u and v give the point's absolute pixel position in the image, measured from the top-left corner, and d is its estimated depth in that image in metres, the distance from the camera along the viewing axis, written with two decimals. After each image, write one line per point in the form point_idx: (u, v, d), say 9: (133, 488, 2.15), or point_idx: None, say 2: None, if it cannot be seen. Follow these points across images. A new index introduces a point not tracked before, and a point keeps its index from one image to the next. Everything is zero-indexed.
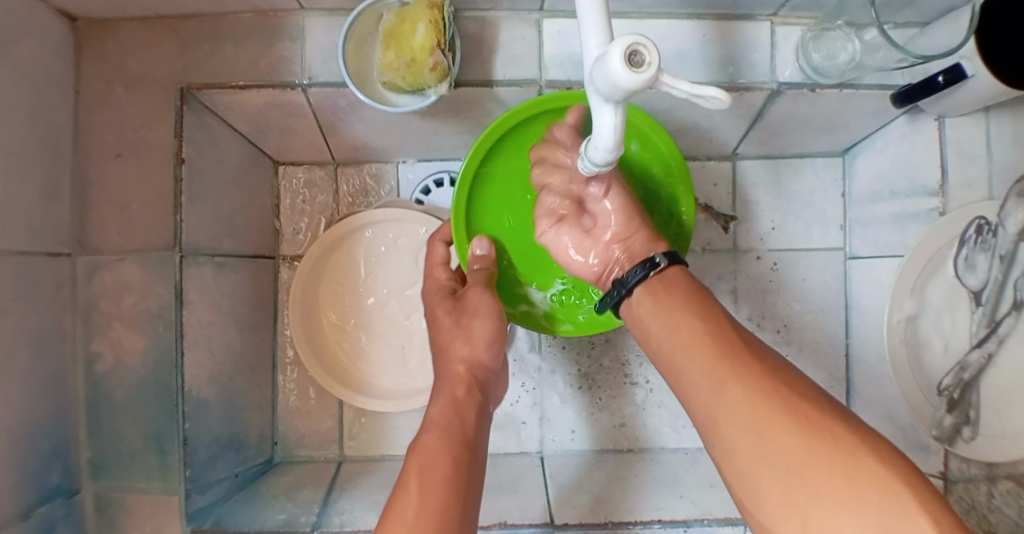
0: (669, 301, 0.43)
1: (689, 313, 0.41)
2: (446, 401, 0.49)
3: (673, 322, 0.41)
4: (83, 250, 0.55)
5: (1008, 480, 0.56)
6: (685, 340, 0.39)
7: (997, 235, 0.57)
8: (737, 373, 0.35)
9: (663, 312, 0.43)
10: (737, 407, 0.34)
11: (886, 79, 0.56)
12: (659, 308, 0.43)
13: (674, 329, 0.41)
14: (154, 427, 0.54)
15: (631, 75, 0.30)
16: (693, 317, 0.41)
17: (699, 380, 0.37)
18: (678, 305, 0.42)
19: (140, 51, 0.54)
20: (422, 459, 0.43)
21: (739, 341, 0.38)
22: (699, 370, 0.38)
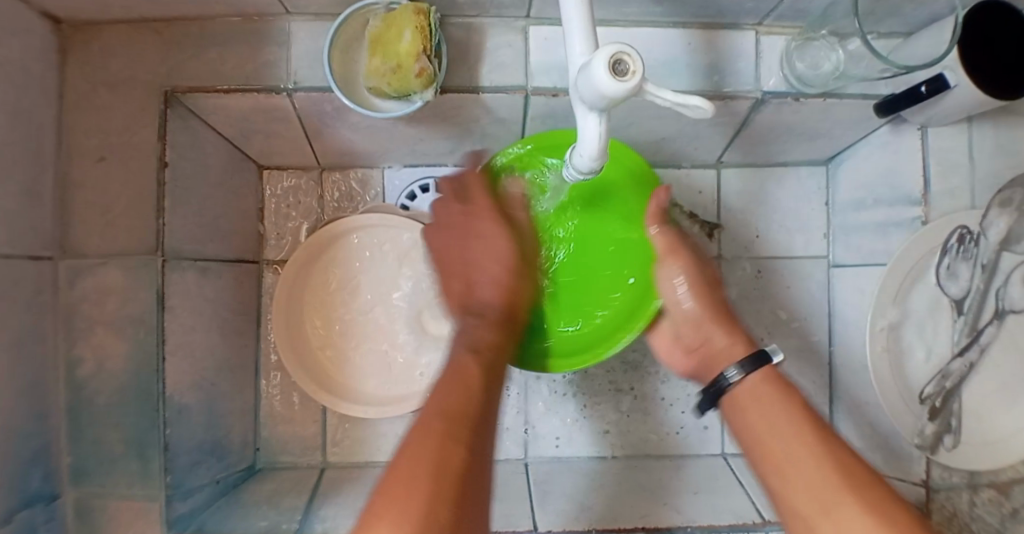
0: (767, 401, 0.43)
1: (789, 411, 0.42)
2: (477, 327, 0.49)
3: (774, 424, 0.42)
4: (65, 253, 0.54)
5: (991, 489, 0.56)
6: (780, 447, 0.40)
7: (979, 244, 0.57)
8: (842, 480, 0.36)
9: (756, 409, 0.44)
10: (841, 516, 0.35)
11: (870, 89, 0.56)
12: (756, 411, 0.44)
13: (774, 433, 0.41)
14: (134, 433, 0.54)
15: (615, 82, 0.32)
16: (783, 420, 0.42)
17: (796, 489, 0.38)
18: (769, 404, 0.43)
19: (124, 54, 0.54)
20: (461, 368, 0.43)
21: (838, 442, 0.39)
22: (794, 482, 0.38)
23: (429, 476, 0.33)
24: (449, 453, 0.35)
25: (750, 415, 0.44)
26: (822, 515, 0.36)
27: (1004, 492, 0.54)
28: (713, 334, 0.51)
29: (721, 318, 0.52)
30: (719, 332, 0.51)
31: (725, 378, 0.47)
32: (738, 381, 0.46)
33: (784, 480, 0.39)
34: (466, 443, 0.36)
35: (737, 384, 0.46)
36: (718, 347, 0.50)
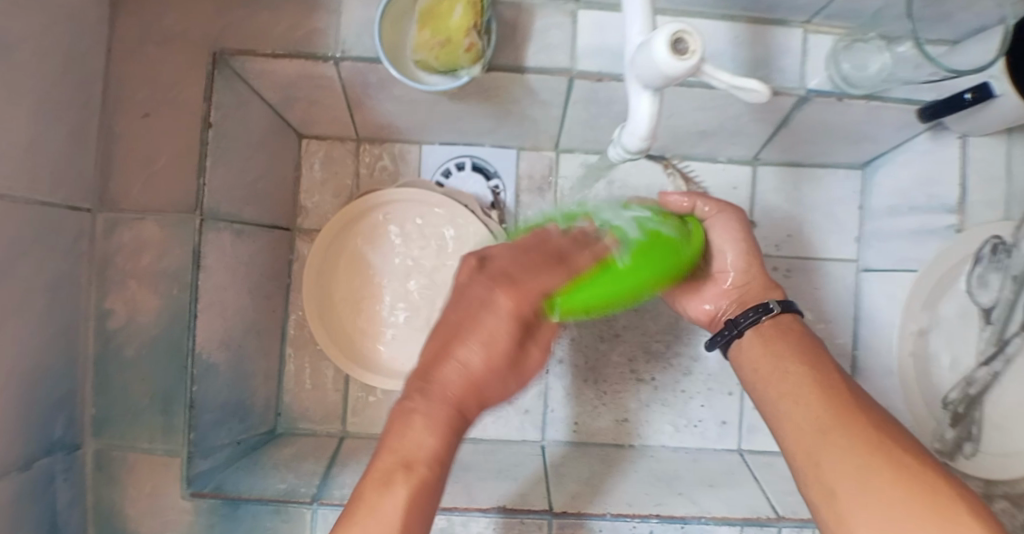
0: (779, 345, 0.46)
1: (805, 349, 0.45)
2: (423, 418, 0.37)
3: (784, 353, 0.45)
4: (103, 206, 0.54)
5: (1005, 500, 0.55)
6: (792, 375, 0.43)
7: (1012, 256, 0.57)
8: (853, 411, 0.39)
9: (774, 343, 0.46)
10: (844, 434, 0.38)
11: (914, 93, 0.56)
12: (769, 351, 0.46)
13: (782, 375, 0.44)
14: (162, 388, 0.54)
15: (676, 59, 0.35)
16: (801, 353, 0.44)
17: (802, 408, 0.41)
18: (786, 337, 0.46)
19: (174, 10, 0.54)
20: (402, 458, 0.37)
21: (845, 379, 0.43)
22: (800, 406, 0.41)
23: None
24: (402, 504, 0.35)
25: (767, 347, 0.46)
26: (824, 441, 0.38)
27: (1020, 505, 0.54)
28: (754, 281, 0.51)
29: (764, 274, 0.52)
30: (759, 287, 0.51)
31: (768, 307, 0.48)
32: (762, 320, 0.48)
33: (788, 402, 0.42)
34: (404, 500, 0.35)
35: (768, 322, 0.47)
36: (755, 292, 0.51)
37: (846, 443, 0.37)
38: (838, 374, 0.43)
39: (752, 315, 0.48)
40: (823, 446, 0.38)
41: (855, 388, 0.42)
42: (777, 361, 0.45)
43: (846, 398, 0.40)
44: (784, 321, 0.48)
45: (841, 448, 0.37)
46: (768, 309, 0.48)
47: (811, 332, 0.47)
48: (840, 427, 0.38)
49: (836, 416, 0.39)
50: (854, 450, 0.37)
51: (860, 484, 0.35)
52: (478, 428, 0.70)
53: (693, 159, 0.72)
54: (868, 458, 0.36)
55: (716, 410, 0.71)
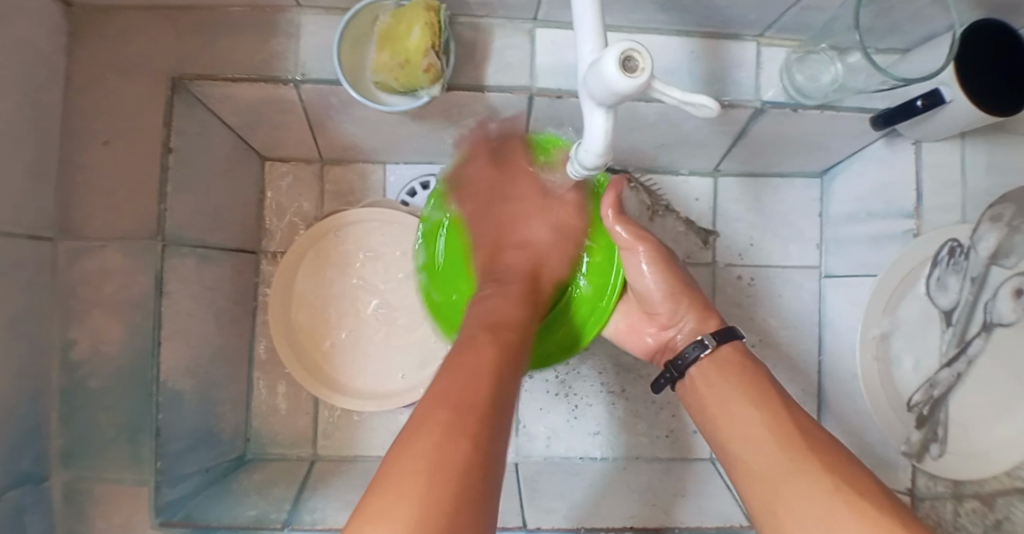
0: (727, 380, 0.46)
1: (752, 384, 0.45)
2: (498, 299, 0.50)
3: (730, 394, 0.45)
4: (65, 235, 0.54)
5: (973, 500, 0.57)
6: (742, 418, 0.43)
7: (969, 258, 0.58)
8: (803, 451, 0.39)
9: (722, 385, 0.46)
10: (797, 481, 0.38)
11: (866, 102, 0.58)
12: (718, 388, 0.46)
13: (732, 416, 0.44)
14: (128, 417, 0.54)
15: (626, 79, 0.33)
16: (750, 389, 0.45)
17: (756, 453, 0.41)
18: (735, 374, 0.46)
19: (135, 38, 0.54)
20: (449, 398, 0.35)
21: (794, 412, 0.43)
22: (754, 451, 0.41)
23: (449, 480, 0.29)
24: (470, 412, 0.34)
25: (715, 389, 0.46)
26: (782, 487, 0.38)
27: (987, 503, 0.56)
28: (687, 316, 0.53)
29: (698, 303, 0.53)
30: (694, 319, 0.52)
31: (701, 345, 0.48)
32: (704, 356, 0.48)
33: (743, 447, 0.42)
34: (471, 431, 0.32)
35: (707, 359, 0.48)
36: (689, 329, 0.52)
37: (804, 489, 0.37)
38: (790, 407, 0.44)
39: (694, 352, 0.49)
40: (785, 492, 0.38)
41: (805, 420, 0.42)
42: (725, 407, 0.44)
43: (801, 437, 0.40)
44: (725, 354, 0.48)
45: (802, 495, 0.37)
46: (708, 345, 0.48)
47: (756, 359, 0.48)
48: (797, 474, 0.38)
49: (792, 462, 0.39)
50: (811, 497, 0.36)
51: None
52: None
53: (653, 173, 0.73)
54: (831, 504, 0.35)
55: (688, 419, 0.72)
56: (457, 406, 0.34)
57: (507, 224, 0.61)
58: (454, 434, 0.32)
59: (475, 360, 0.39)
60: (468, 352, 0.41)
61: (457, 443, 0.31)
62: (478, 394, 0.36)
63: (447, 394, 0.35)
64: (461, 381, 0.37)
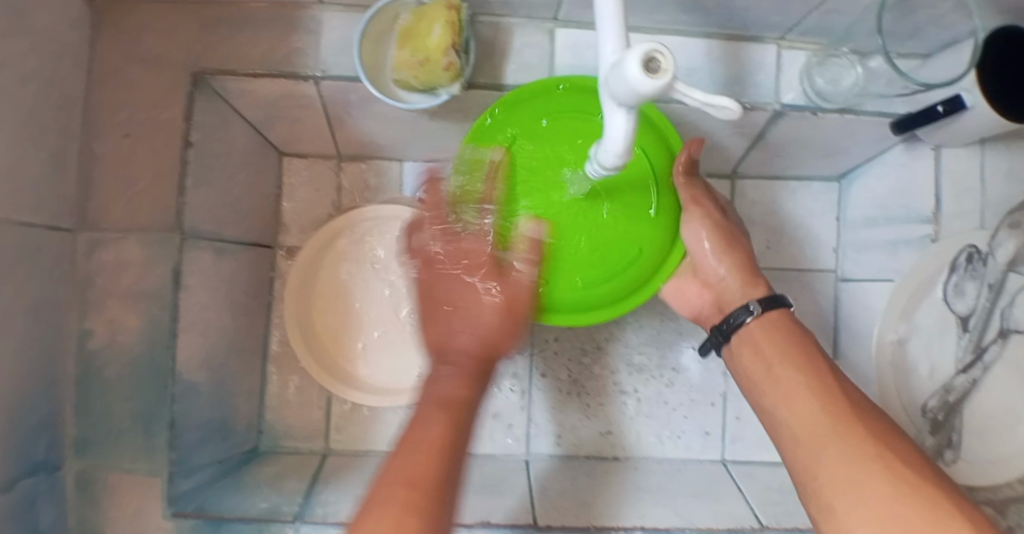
0: (776, 344, 0.46)
1: (801, 353, 0.45)
2: (449, 378, 0.45)
3: (780, 358, 0.45)
4: (83, 225, 0.54)
5: (986, 507, 0.55)
6: (788, 383, 0.43)
7: (987, 265, 0.58)
8: (849, 417, 0.39)
9: (769, 348, 0.46)
10: (838, 443, 0.37)
11: (886, 107, 0.57)
12: (766, 352, 0.46)
13: (777, 381, 0.44)
14: (143, 407, 0.54)
15: (650, 80, 0.32)
16: (798, 360, 0.44)
17: (799, 414, 0.41)
18: (786, 340, 0.46)
19: (156, 31, 0.54)
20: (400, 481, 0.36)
21: (842, 383, 0.43)
22: (796, 413, 0.41)
23: None
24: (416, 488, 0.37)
25: (762, 353, 0.46)
26: (822, 444, 0.38)
27: (999, 511, 0.53)
28: (729, 277, 0.53)
29: (741, 269, 0.53)
30: (737, 281, 0.53)
31: (747, 310, 0.49)
32: (756, 316, 0.49)
33: (787, 407, 0.42)
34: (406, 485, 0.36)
35: (754, 323, 0.48)
36: (733, 290, 0.52)
37: (846, 446, 0.37)
38: (837, 377, 0.43)
39: (746, 312, 0.49)
40: (824, 449, 0.38)
41: (854, 393, 0.42)
42: (773, 371, 0.44)
43: (849, 406, 0.40)
44: (771, 319, 0.48)
45: (842, 449, 0.37)
46: (757, 308, 0.49)
47: (800, 325, 0.48)
48: (839, 433, 0.38)
49: (836, 418, 0.39)
50: (849, 455, 0.36)
51: (859, 480, 0.34)
52: None
53: None
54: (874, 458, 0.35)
55: (700, 420, 0.72)
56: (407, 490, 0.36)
57: (438, 281, 0.50)
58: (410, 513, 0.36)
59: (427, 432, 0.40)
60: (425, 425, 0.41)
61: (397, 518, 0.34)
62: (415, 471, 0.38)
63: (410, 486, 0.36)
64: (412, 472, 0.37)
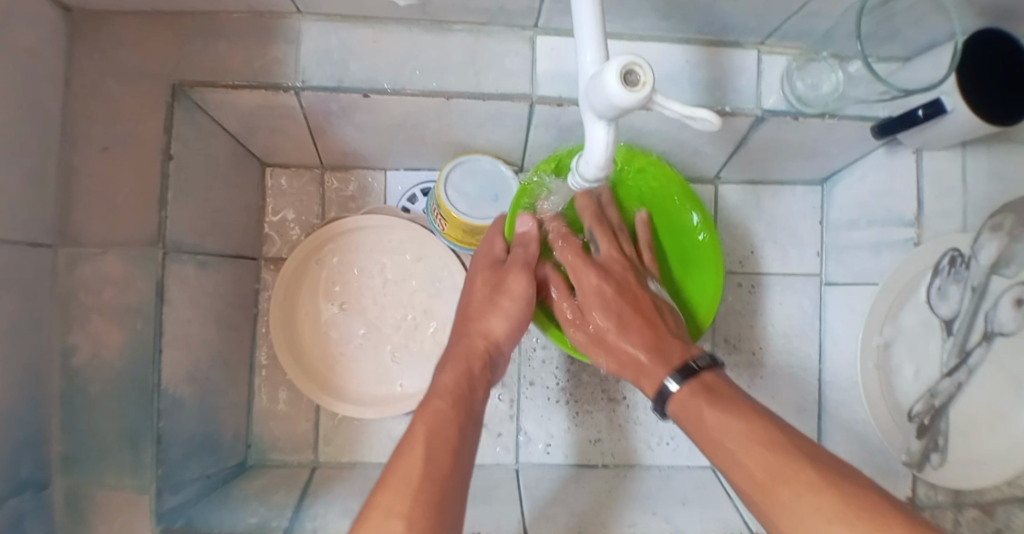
0: (705, 404, 0.47)
1: (729, 410, 0.45)
2: (456, 368, 0.51)
3: (709, 413, 0.46)
4: (64, 240, 0.54)
5: (973, 508, 0.59)
6: (728, 441, 0.43)
7: (970, 267, 0.59)
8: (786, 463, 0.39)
9: (700, 408, 0.47)
10: (789, 496, 0.38)
11: (868, 111, 0.57)
12: (700, 411, 0.47)
13: (718, 436, 0.44)
14: (127, 423, 0.53)
15: (628, 95, 0.33)
16: (724, 414, 0.45)
17: (744, 465, 0.41)
18: (714, 401, 0.46)
19: (137, 45, 0.54)
20: (427, 425, 0.43)
21: (769, 420, 0.44)
22: (743, 469, 0.42)
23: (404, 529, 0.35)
24: (438, 461, 0.40)
25: (696, 415, 0.47)
26: (775, 492, 0.39)
27: (987, 512, 0.58)
28: (641, 356, 0.54)
29: (650, 344, 0.54)
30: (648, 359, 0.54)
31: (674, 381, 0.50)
32: (677, 389, 0.50)
33: (733, 465, 0.43)
34: (451, 445, 0.42)
35: (681, 392, 0.49)
36: (647, 368, 0.53)
37: (795, 494, 0.37)
38: (767, 422, 0.44)
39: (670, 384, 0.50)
40: (778, 500, 0.38)
41: (782, 430, 0.43)
42: (707, 432, 0.45)
43: (778, 448, 0.41)
44: (697, 386, 0.49)
45: (794, 498, 0.37)
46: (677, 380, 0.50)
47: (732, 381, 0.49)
48: (784, 477, 0.39)
49: (782, 468, 0.39)
50: (804, 504, 0.37)
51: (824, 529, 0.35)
52: None
53: None
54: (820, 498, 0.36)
55: None
56: (417, 475, 0.39)
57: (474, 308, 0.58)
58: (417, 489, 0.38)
59: (451, 392, 0.48)
60: (460, 418, 0.45)
61: (399, 523, 0.35)
62: (443, 462, 0.41)
63: (399, 472, 0.39)
64: (414, 458, 0.40)
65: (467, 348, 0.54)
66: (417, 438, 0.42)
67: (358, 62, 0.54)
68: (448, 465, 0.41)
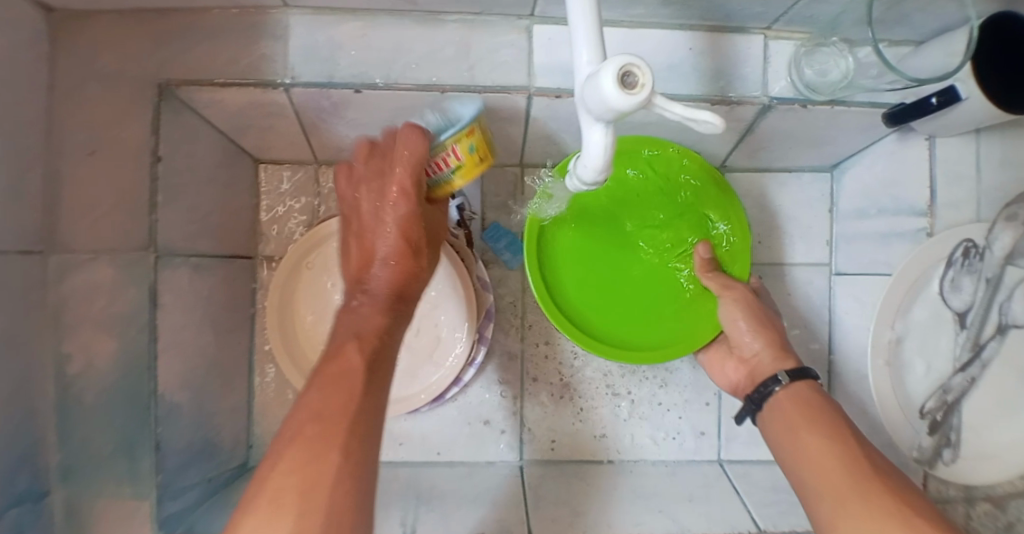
0: (799, 412, 0.48)
1: (820, 422, 0.46)
2: (365, 307, 0.45)
3: (797, 419, 0.47)
4: (55, 247, 0.52)
5: (986, 502, 0.57)
6: (808, 447, 0.45)
7: (984, 259, 0.60)
8: (864, 475, 0.40)
9: (792, 416, 0.48)
10: (857, 502, 0.39)
11: (878, 98, 0.55)
12: (788, 417, 0.48)
13: (798, 442, 0.46)
14: (124, 431, 0.53)
15: (625, 96, 0.31)
16: (817, 425, 0.46)
17: (818, 469, 0.43)
18: (808, 411, 0.47)
19: (119, 44, 0.52)
20: (337, 371, 0.38)
21: (861, 442, 0.44)
22: (816, 475, 0.43)
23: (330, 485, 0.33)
24: (319, 476, 0.33)
25: (785, 419, 0.48)
26: (839, 498, 0.40)
27: (999, 505, 0.56)
28: (763, 352, 0.55)
29: (773, 343, 0.55)
30: (768, 356, 0.55)
31: (776, 381, 0.51)
32: (786, 385, 0.50)
33: (807, 470, 0.44)
34: (338, 451, 0.34)
35: (783, 392, 0.50)
36: (765, 364, 0.54)
37: (864, 502, 0.38)
38: (860, 442, 0.44)
39: (775, 381, 0.51)
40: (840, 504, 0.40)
41: (877, 454, 0.43)
42: (792, 435, 0.46)
43: (861, 461, 0.42)
44: (798, 390, 0.50)
45: (859, 504, 0.39)
46: (785, 377, 0.51)
47: (829, 396, 0.49)
48: (856, 485, 0.40)
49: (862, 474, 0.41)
50: (866, 510, 0.38)
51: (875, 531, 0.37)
52: (450, 452, 0.69)
53: None
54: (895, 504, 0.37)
55: (694, 420, 0.71)
56: (337, 419, 0.35)
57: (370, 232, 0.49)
58: (282, 517, 0.31)
59: (345, 378, 0.38)
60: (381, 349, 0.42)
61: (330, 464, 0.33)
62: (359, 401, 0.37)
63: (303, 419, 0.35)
64: (332, 404, 0.36)
65: (380, 285, 0.47)
66: (294, 453, 0.33)
67: (348, 57, 0.53)
68: (334, 477, 0.33)
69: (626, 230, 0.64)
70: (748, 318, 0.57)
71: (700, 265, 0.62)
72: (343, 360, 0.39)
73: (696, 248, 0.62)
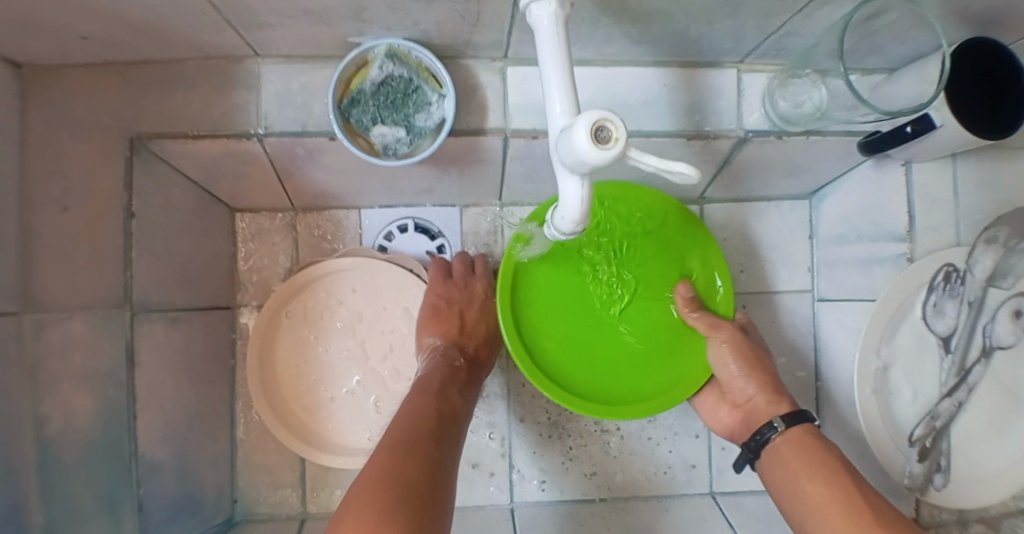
0: (803, 458, 0.49)
1: (826, 471, 0.47)
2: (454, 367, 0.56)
3: (801, 464, 0.49)
4: (29, 306, 0.48)
5: (979, 524, 0.59)
6: (815, 498, 0.46)
7: (965, 282, 0.60)
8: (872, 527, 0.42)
9: (794, 461, 0.49)
10: None
11: (852, 127, 0.55)
12: (793, 464, 0.49)
13: (804, 493, 0.47)
14: (106, 493, 0.51)
15: (599, 152, 0.31)
16: (818, 474, 0.47)
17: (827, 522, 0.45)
18: (809, 456, 0.49)
19: (88, 96, 0.51)
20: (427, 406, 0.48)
21: (862, 488, 0.46)
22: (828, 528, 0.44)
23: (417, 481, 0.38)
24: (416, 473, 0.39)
25: (787, 467, 0.49)
26: None
27: (993, 527, 0.57)
28: (757, 396, 0.56)
29: (766, 387, 0.56)
30: (763, 400, 0.56)
31: (772, 427, 0.52)
32: (782, 431, 0.51)
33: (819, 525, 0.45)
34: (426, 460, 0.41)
35: (780, 439, 0.51)
36: (760, 408, 0.56)
37: None
38: (863, 491, 0.45)
39: (771, 429, 0.52)
40: None
41: (878, 503, 0.44)
42: (796, 484, 0.48)
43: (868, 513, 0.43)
44: (795, 435, 0.51)
45: None
46: (780, 424, 0.52)
47: (827, 439, 0.51)
48: None
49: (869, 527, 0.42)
50: None
51: None
52: None
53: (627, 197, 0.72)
54: None
55: (684, 453, 0.70)
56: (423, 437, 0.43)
57: (472, 308, 0.63)
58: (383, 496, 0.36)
59: (436, 415, 0.47)
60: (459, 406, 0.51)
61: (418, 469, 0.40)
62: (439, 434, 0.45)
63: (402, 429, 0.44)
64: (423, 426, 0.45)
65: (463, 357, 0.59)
66: (395, 452, 0.40)
67: (321, 105, 0.52)
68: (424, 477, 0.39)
69: (600, 272, 0.61)
70: (737, 358, 0.58)
71: (682, 304, 0.61)
72: (443, 403, 0.49)
73: (676, 287, 0.62)
